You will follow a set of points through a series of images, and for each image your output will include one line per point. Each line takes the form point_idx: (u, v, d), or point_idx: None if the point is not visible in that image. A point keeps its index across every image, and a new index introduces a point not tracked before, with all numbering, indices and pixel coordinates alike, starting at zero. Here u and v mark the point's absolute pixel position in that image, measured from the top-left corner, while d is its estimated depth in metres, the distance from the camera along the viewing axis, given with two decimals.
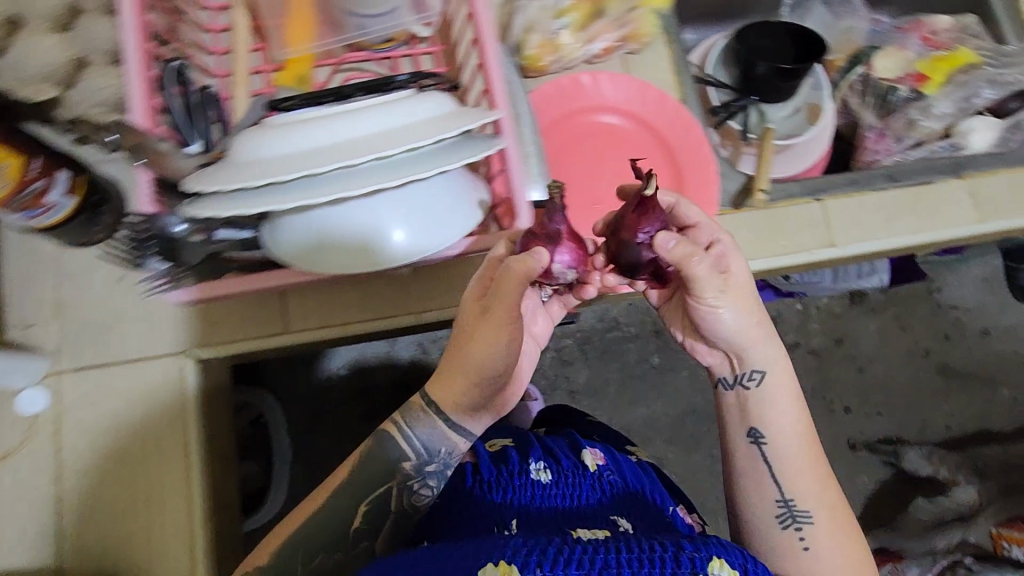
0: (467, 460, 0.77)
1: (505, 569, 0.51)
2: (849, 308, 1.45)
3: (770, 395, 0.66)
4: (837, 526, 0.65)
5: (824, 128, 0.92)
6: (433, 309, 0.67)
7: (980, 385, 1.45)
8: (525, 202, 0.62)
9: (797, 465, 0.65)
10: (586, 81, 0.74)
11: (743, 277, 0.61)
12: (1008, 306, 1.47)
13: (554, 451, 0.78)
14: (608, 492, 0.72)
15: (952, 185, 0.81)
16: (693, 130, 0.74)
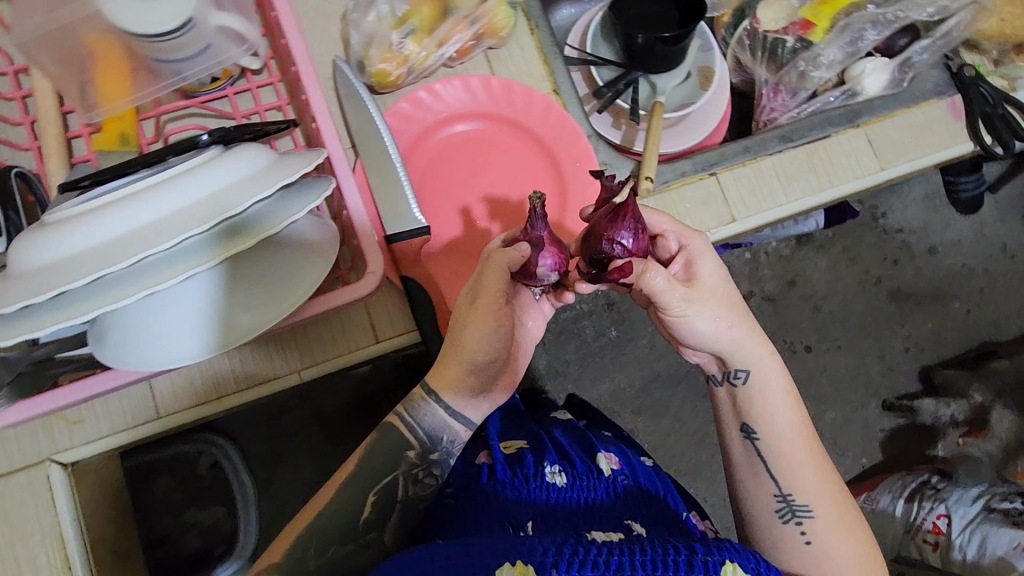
0: (483, 462, 0.70)
1: (521, 569, 0.45)
2: (798, 249, 1.43)
3: (769, 386, 0.63)
4: (842, 526, 0.61)
5: (716, 96, 0.88)
6: (313, 364, 0.64)
7: (931, 304, 1.45)
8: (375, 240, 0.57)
9: (801, 460, 0.62)
10: (438, 90, 0.68)
11: (720, 278, 0.61)
12: (949, 222, 1.47)
13: (571, 454, 0.72)
14: (625, 493, 0.66)
15: (852, 133, 0.79)
16: (566, 123, 0.68)
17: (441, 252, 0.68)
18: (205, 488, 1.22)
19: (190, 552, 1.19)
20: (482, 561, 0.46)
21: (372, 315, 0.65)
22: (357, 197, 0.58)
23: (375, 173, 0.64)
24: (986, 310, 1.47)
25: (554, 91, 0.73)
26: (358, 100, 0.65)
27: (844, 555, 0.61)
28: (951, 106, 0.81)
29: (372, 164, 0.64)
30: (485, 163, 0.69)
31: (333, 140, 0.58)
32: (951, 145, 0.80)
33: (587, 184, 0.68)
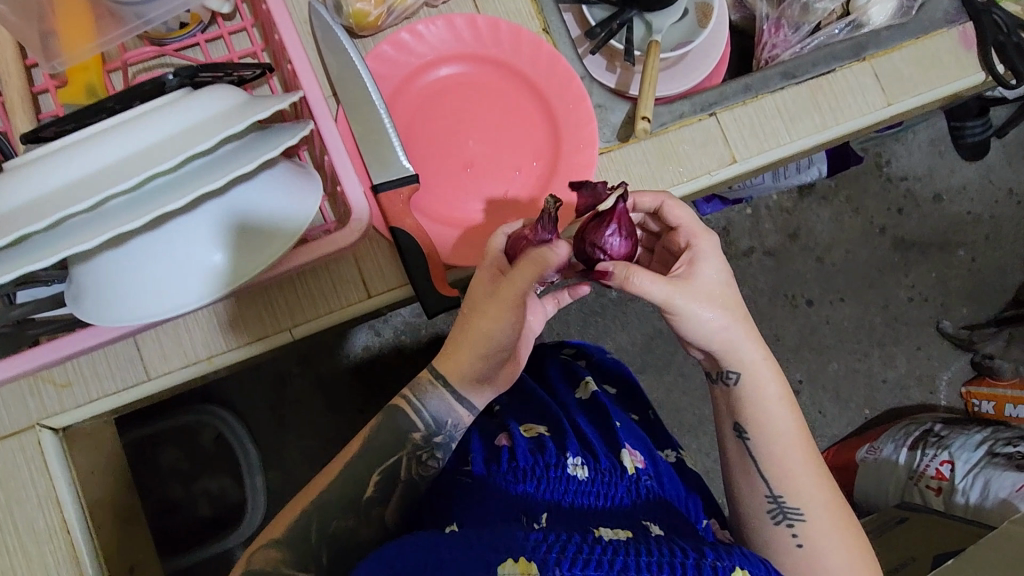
0: (503, 445, 0.69)
1: (524, 567, 0.47)
2: (800, 201, 1.41)
3: (765, 381, 0.62)
4: (834, 525, 0.62)
5: (713, 38, 0.85)
6: (303, 322, 0.62)
7: (937, 253, 1.43)
8: (358, 186, 0.55)
9: (796, 463, 0.62)
10: (424, 31, 0.64)
11: (716, 280, 0.58)
12: (956, 168, 1.44)
13: (595, 443, 0.70)
14: (648, 496, 0.66)
15: (858, 67, 0.75)
16: (558, 64, 0.65)
17: (432, 202, 0.65)
18: (212, 457, 1.21)
19: (204, 516, 1.19)
20: (486, 558, 0.48)
21: (363, 270, 0.63)
22: (339, 145, 0.55)
23: (359, 121, 0.61)
24: (993, 257, 1.44)
25: (544, 31, 0.70)
26: (336, 44, 0.62)
27: (833, 559, 0.61)
28: (962, 36, 0.77)
29: (354, 111, 0.62)
30: (473, 108, 0.66)
31: (312, 83, 0.55)
32: (960, 78, 0.77)
33: (581, 127, 0.65)
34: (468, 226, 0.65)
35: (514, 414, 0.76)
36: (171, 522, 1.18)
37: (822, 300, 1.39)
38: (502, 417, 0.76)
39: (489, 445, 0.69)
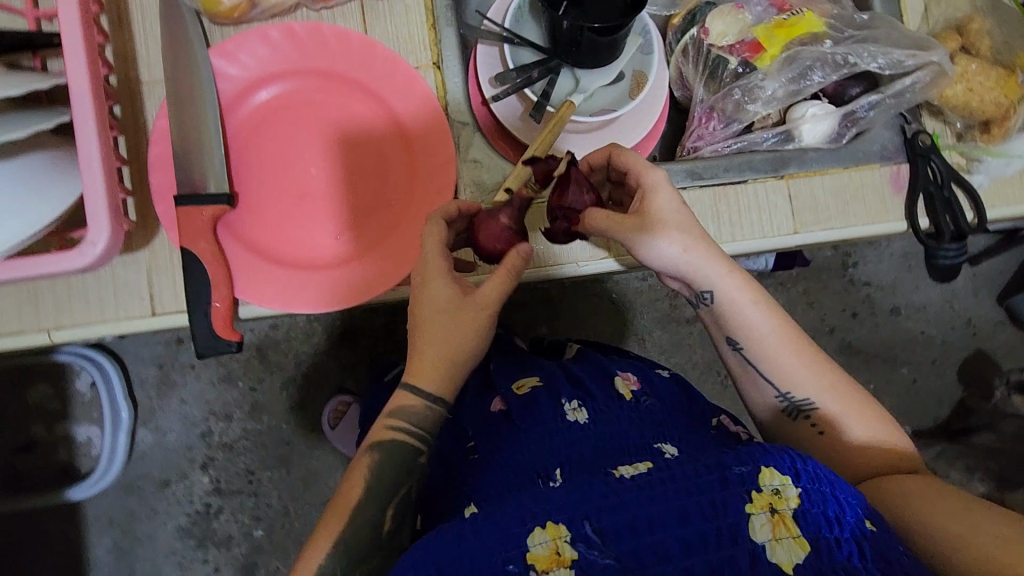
0: (497, 411, 0.65)
1: (554, 532, 0.42)
2: (756, 281, 1.31)
3: (736, 295, 0.55)
4: (859, 411, 0.54)
5: (645, 109, 0.77)
6: (67, 326, 0.55)
7: (879, 365, 1.33)
8: (107, 205, 0.47)
9: (792, 358, 0.55)
10: (281, 36, 0.57)
11: (667, 180, 0.55)
12: (920, 285, 1.34)
13: (586, 386, 0.65)
14: (652, 416, 0.60)
15: (773, 184, 0.68)
16: (429, 105, 0.58)
17: (255, 227, 0.57)
18: (81, 404, 1.23)
19: (57, 462, 1.22)
20: (510, 530, 0.43)
21: (153, 283, 0.56)
22: (93, 143, 0.47)
23: (178, 119, 0.54)
24: (937, 385, 1.33)
25: (435, 65, 0.62)
26: (179, 29, 0.55)
27: (864, 435, 0.54)
28: (894, 176, 0.70)
29: (177, 106, 0.54)
30: (326, 130, 0.59)
31: (79, 67, 0.47)
32: (881, 221, 0.70)
33: (438, 181, 0.59)
34: (293, 260, 0.57)
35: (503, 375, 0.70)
36: (24, 462, 1.21)
37: None
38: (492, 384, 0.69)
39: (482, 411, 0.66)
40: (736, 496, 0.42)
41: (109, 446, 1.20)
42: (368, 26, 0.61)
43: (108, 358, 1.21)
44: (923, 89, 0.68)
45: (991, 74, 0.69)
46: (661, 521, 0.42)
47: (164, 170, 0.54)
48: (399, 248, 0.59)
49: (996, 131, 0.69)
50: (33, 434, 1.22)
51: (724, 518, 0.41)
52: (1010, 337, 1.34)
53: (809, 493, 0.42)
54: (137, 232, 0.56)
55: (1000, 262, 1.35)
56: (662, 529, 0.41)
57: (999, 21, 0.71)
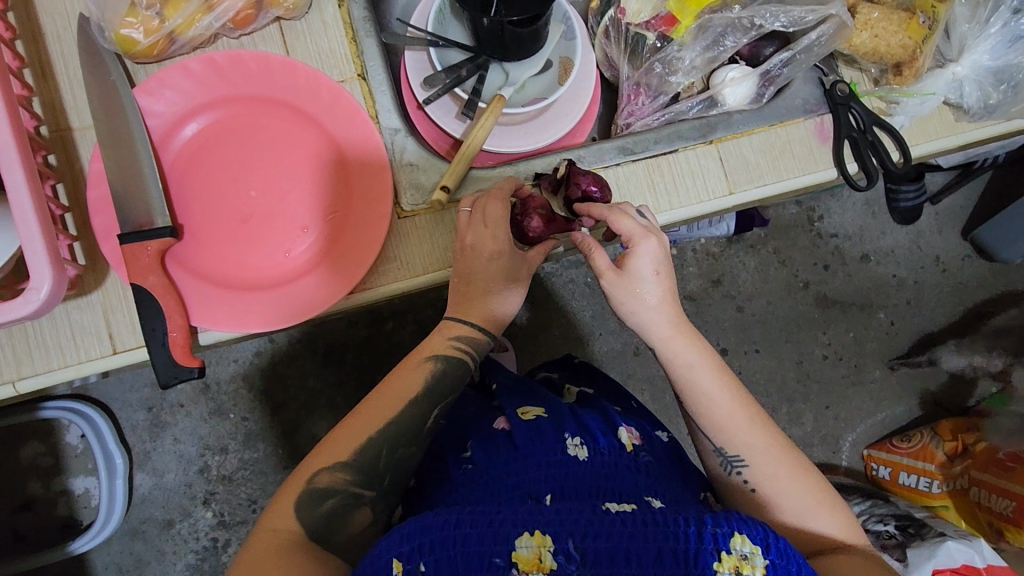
0: (501, 429, 0.68)
1: (540, 540, 0.47)
2: (726, 246, 1.34)
3: (689, 360, 0.62)
4: (789, 469, 0.60)
5: (576, 89, 0.78)
6: (29, 376, 0.56)
7: (856, 312, 1.35)
8: (40, 255, 0.48)
9: (735, 419, 0.61)
10: (202, 69, 0.58)
11: (660, 253, 0.60)
12: (886, 230, 1.36)
13: (589, 426, 0.68)
14: (648, 470, 0.64)
15: (702, 148, 0.71)
16: (359, 116, 0.60)
17: (200, 261, 0.59)
18: (74, 457, 1.22)
19: (58, 518, 1.21)
20: (502, 529, 0.47)
21: (110, 324, 0.57)
22: (24, 192, 0.48)
23: (114, 158, 0.55)
24: (915, 324, 1.36)
25: (360, 76, 0.64)
26: (102, 74, 0.57)
27: (799, 508, 0.59)
28: (819, 128, 0.72)
29: (108, 148, 0.55)
30: (264, 160, 0.61)
31: (3, 123, 0.48)
32: (810, 171, 0.72)
33: (377, 192, 0.60)
34: (238, 286, 0.59)
35: (511, 399, 0.74)
36: (25, 521, 1.20)
37: (739, 351, 1.32)
38: (499, 404, 0.73)
39: (486, 429, 0.68)
40: (708, 553, 0.47)
41: (106, 494, 1.18)
42: (289, 47, 0.63)
43: (95, 407, 1.21)
44: (828, 42, 0.71)
45: (896, 17, 0.71)
46: (638, 554, 0.46)
47: (105, 213, 0.56)
48: (427, 258, 0.63)
49: (907, 72, 0.72)
50: (30, 491, 1.21)
51: (694, 569, 0.46)
52: (977, 269, 1.37)
53: (775, 567, 0.47)
54: (88, 274, 0.57)
55: (962, 198, 1.38)
56: (638, 563, 0.46)
57: None
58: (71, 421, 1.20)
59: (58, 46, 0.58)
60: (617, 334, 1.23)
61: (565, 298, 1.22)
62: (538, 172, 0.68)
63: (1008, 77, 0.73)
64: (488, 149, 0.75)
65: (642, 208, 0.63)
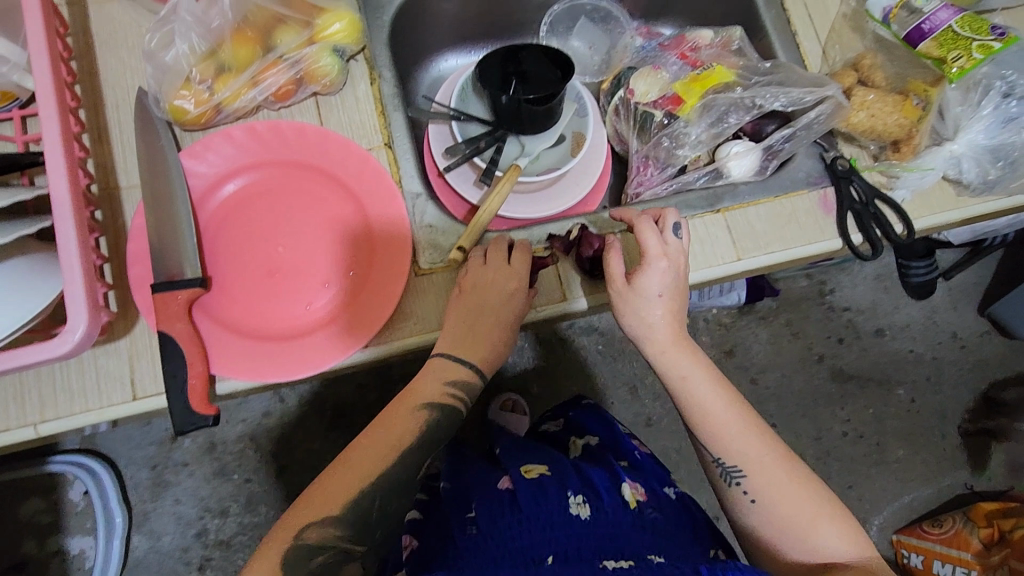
0: (505, 488, 0.67)
1: None
2: (737, 317, 1.34)
3: (694, 385, 0.61)
4: (789, 481, 0.59)
5: (588, 164, 0.83)
6: (51, 419, 0.57)
7: (874, 388, 1.33)
8: (80, 299, 0.51)
9: (731, 428, 0.61)
10: (241, 135, 0.63)
11: (673, 270, 0.60)
12: (900, 305, 1.36)
13: (594, 482, 0.68)
14: (653, 528, 0.63)
15: (710, 218, 0.73)
16: (383, 181, 0.64)
17: (222, 311, 0.61)
18: (73, 515, 1.20)
19: None
20: None
21: (135, 369, 0.59)
22: (72, 239, 0.52)
23: (154, 212, 0.59)
24: (937, 401, 1.33)
25: (386, 145, 0.69)
26: (153, 138, 0.62)
27: (800, 523, 0.58)
28: (822, 200, 0.75)
29: (150, 204, 0.60)
30: (290, 216, 0.65)
31: (61, 179, 0.53)
32: (818, 241, 0.74)
33: (395, 250, 0.63)
34: (255, 335, 0.61)
35: (514, 458, 0.73)
36: None
37: None
38: (503, 463, 0.73)
39: (489, 490, 0.67)
40: None
41: (101, 556, 1.15)
42: (324, 119, 0.68)
43: (102, 462, 1.20)
44: (826, 120, 0.76)
45: (890, 99, 0.76)
46: None
47: (143, 264, 0.59)
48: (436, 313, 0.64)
49: (904, 148, 0.76)
50: (24, 550, 1.18)
51: None
52: (997, 346, 1.35)
53: None
54: (118, 322, 0.59)
55: (974, 274, 1.38)
56: None
57: (889, 61, 0.80)
58: (75, 476, 1.19)
59: (116, 114, 0.64)
60: (628, 404, 1.21)
61: (576, 364, 1.22)
62: (550, 235, 0.70)
63: (1006, 154, 0.75)
64: (504, 213, 0.79)
65: (679, 222, 0.62)
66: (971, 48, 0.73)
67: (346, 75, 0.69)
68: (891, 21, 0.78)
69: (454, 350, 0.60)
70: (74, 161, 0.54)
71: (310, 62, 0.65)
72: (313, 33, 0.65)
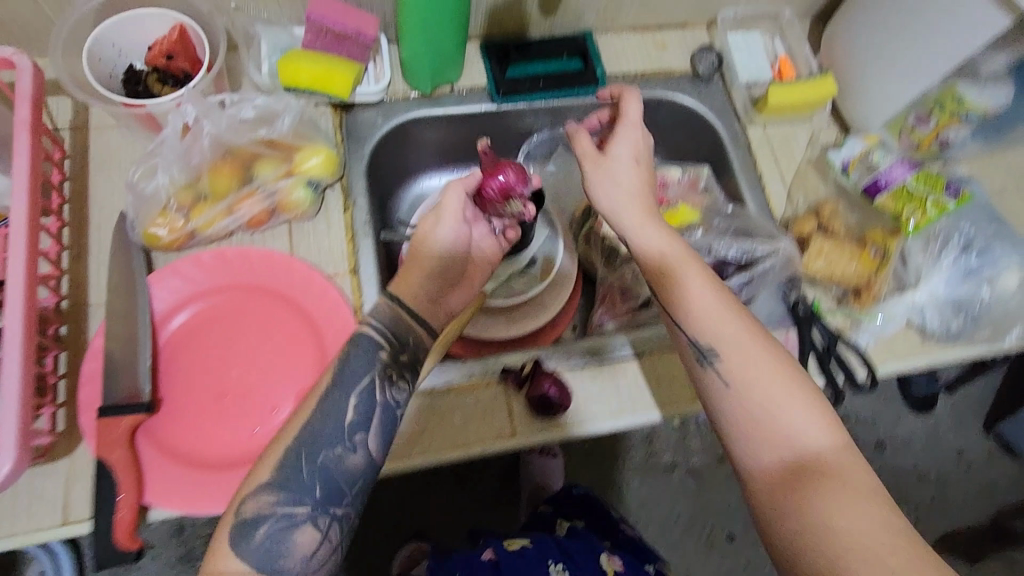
0: (488, 559, 0.74)
1: None
2: None
3: (648, 185, 0.63)
4: (767, 364, 0.54)
5: (555, 289, 0.85)
6: None
7: None
8: (12, 434, 0.52)
9: (754, 359, 0.54)
10: (209, 260, 0.67)
11: (629, 143, 0.64)
12: (901, 417, 1.31)
13: (572, 552, 0.77)
14: None
15: (667, 356, 0.74)
16: (341, 311, 0.67)
17: (166, 434, 0.62)
18: None
19: None
20: None
21: (69, 495, 0.59)
22: (14, 373, 0.53)
23: (113, 336, 0.61)
24: (941, 525, 1.26)
25: (352, 272, 0.72)
26: (125, 261, 0.65)
27: (777, 407, 0.52)
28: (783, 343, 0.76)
29: (110, 329, 0.62)
30: (251, 338, 0.66)
31: (16, 312, 0.55)
32: None
33: None
34: (195, 461, 0.61)
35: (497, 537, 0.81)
36: None
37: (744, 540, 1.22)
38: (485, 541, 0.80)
39: (474, 561, 0.75)
40: None
41: None
42: (294, 244, 0.71)
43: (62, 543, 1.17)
44: (784, 267, 0.77)
45: (850, 248, 0.77)
46: None
47: (95, 384, 0.61)
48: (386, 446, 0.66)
49: (865, 297, 0.76)
50: None
51: None
52: (1004, 466, 1.29)
53: None
54: (62, 442, 0.60)
55: (978, 389, 1.34)
56: None
57: (855, 202, 0.81)
58: (33, 557, 1.16)
59: (97, 233, 0.68)
60: None
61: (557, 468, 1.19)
62: (504, 368, 0.71)
63: (968, 307, 0.76)
64: (468, 334, 0.80)
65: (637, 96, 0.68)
66: (925, 204, 0.77)
67: (320, 203, 0.73)
68: (850, 171, 0.81)
69: (403, 296, 0.62)
70: (33, 294, 0.57)
71: (284, 195, 0.69)
72: (290, 167, 0.69)
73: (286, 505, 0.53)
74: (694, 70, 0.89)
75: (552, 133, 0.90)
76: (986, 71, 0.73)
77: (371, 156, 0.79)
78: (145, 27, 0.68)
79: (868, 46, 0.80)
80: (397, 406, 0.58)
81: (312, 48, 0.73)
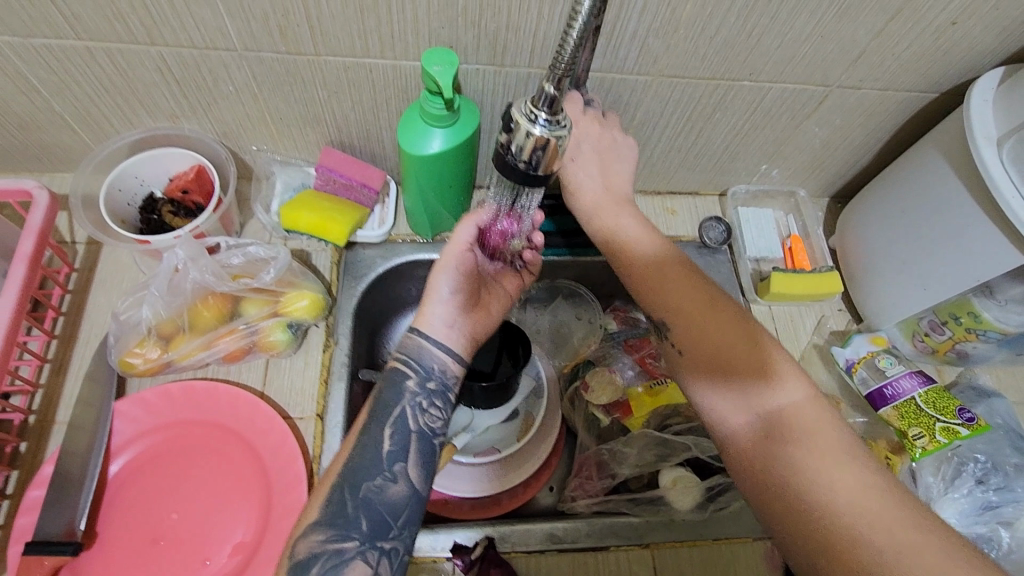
0: None
1: None
2: None
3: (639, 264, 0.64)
4: (801, 413, 0.53)
5: (532, 450, 0.81)
6: None
7: None
8: None
9: (778, 395, 0.54)
10: (178, 392, 0.67)
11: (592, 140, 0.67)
12: None
13: None
14: None
15: (635, 554, 0.69)
16: (295, 465, 0.64)
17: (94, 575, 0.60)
18: None
19: None
20: None
21: None
22: None
23: (63, 466, 0.61)
24: None
25: (317, 416, 0.69)
26: (96, 386, 0.66)
27: (812, 442, 0.51)
28: (768, 554, 0.70)
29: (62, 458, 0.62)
30: (201, 479, 0.65)
31: None
32: None
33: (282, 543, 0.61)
34: None
35: None
36: None
37: None
38: None
39: None
40: None
41: None
42: (267, 380, 0.71)
43: None
44: None
45: None
46: None
47: (33, 513, 0.60)
48: None
49: None
50: None
51: None
52: None
53: None
54: None
55: None
56: None
57: (860, 402, 0.78)
58: None
59: (82, 349, 0.70)
60: None
61: None
62: (455, 546, 0.66)
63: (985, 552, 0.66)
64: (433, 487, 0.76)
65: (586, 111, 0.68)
66: (933, 428, 0.69)
67: (301, 342, 0.73)
68: (855, 372, 0.76)
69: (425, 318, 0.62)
70: None
71: (264, 334, 0.69)
72: (276, 308, 0.69)
73: (334, 541, 0.50)
74: (700, 241, 0.86)
75: (553, 284, 0.88)
76: (1004, 293, 0.67)
77: (363, 293, 0.77)
78: (171, 162, 0.72)
79: (879, 245, 0.77)
80: (432, 434, 0.57)
81: (323, 191, 0.77)
